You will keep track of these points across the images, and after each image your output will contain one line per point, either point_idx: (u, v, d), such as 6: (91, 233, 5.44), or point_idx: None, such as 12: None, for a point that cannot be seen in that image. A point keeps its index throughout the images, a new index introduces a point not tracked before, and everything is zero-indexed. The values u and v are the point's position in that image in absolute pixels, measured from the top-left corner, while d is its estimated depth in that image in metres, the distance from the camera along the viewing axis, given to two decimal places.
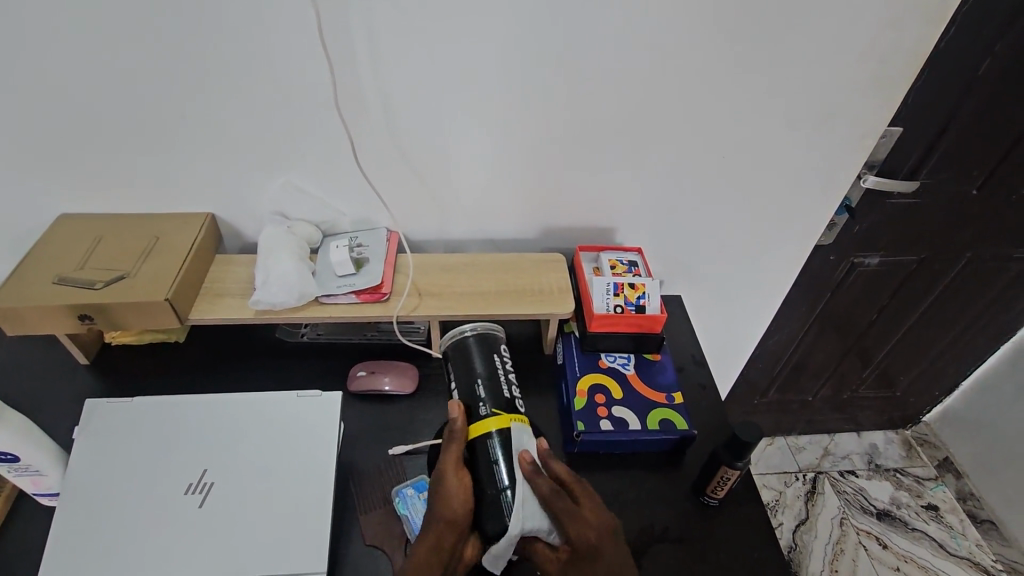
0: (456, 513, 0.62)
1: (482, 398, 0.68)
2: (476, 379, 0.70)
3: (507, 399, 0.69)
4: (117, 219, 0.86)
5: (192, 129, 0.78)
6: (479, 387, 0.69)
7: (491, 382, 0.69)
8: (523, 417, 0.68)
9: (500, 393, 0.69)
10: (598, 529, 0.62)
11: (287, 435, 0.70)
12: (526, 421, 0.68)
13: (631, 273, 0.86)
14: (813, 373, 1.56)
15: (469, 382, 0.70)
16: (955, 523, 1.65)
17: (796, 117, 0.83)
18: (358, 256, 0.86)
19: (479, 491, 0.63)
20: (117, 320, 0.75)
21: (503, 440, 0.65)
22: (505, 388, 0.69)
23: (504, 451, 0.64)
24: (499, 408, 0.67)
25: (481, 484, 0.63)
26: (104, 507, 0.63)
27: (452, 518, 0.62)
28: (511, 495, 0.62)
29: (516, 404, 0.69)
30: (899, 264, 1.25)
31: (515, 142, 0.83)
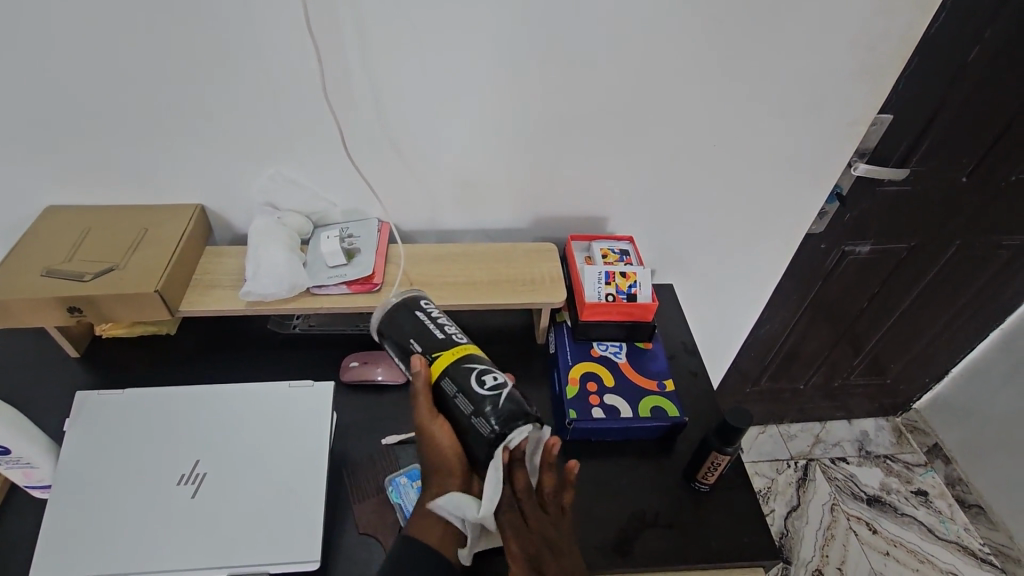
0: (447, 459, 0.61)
1: (421, 352, 0.63)
2: (408, 340, 0.65)
3: (444, 338, 0.63)
4: (105, 210, 0.86)
5: (179, 119, 0.77)
6: (413, 344, 0.64)
7: (422, 332, 0.64)
8: (467, 348, 0.63)
9: (433, 339, 0.63)
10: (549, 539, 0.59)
11: (280, 426, 0.70)
12: (474, 350, 0.63)
13: (622, 263, 0.86)
14: (805, 361, 1.57)
15: (405, 347, 0.65)
16: (943, 507, 1.68)
17: (787, 105, 0.83)
18: (349, 247, 0.86)
19: (460, 428, 0.60)
20: (106, 312, 0.75)
21: (454, 375, 0.60)
22: (437, 330, 0.64)
23: (458, 383, 0.60)
24: (439, 349, 0.62)
25: (458, 424, 0.60)
26: (97, 498, 0.63)
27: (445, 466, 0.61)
28: (482, 417, 0.58)
29: (454, 339, 0.63)
30: (889, 252, 1.25)
31: (506, 132, 0.83)
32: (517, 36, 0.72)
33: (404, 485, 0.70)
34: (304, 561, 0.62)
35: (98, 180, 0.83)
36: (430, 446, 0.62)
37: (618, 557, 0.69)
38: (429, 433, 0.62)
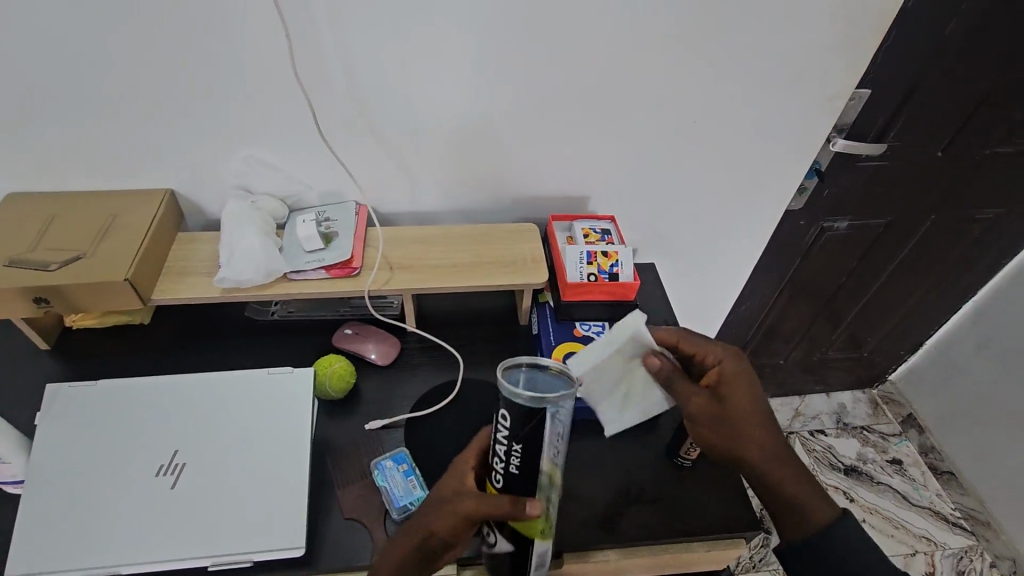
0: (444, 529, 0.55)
1: (512, 477, 0.54)
2: (513, 454, 0.52)
3: (517, 474, 0.53)
4: (70, 196, 0.82)
5: (145, 99, 0.74)
6: (509, 461, 0.53)
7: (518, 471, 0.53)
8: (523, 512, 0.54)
9: (512, 469, 0.53)
10: (739, 400, 0.63)
11: (257, 414, 0.69)
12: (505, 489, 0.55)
13: (604, 241, 0.86)
14: (786, 336, 1.60)
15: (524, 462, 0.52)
16: (917, 475, 1.73)
17: (765, 78, 0.82)
18: (327, 231, 0.84)
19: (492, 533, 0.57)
20: (75, 302, 0.73)
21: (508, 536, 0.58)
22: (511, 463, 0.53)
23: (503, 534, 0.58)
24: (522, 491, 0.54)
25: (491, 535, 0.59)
26: (72, 493, 0.62)
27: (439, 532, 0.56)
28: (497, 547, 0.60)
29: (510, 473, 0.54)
30: (867, 228, 1.27)
31: (486, 110, 0.81)
32: (494, 9, 0.71)
33: (390, 469, 0.69)
34: (289, 548, 0.61)
35: (61, 164, 0.80)
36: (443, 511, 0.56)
37: (605, 532, 0.69)
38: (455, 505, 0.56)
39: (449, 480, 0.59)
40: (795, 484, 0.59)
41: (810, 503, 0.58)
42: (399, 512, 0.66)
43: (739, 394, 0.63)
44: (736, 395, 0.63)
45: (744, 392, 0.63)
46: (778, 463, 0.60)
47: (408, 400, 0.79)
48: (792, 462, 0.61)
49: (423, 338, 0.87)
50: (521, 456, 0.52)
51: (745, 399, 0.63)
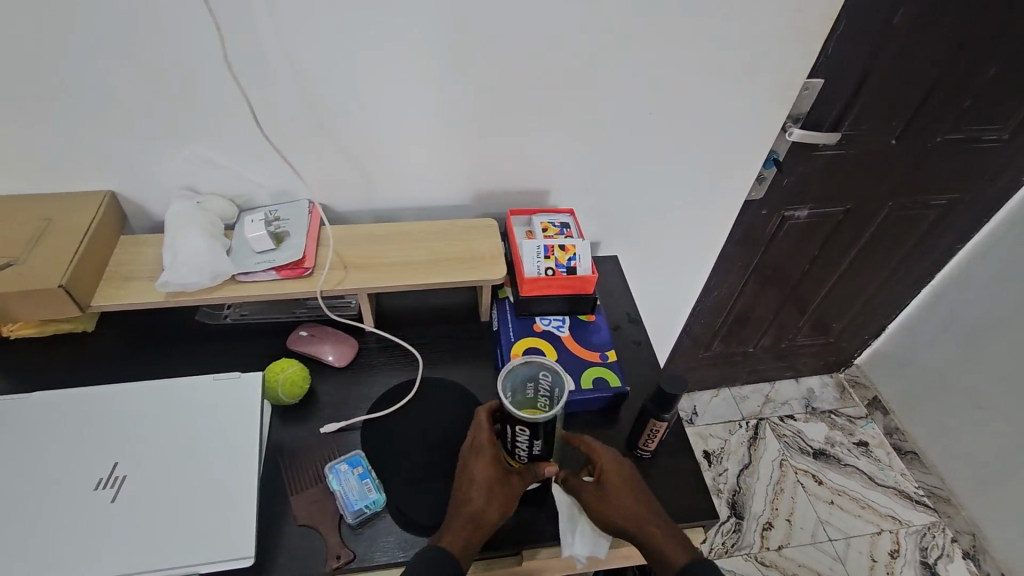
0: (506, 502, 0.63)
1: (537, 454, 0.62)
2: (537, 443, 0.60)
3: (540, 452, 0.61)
4: (2, 200, 0.78)
5: (76, 97, 0.71)
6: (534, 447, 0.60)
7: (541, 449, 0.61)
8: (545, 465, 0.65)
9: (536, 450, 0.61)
10: (616, 484, 0.66)
11: (205, 421, 0.67)
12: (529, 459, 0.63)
13: (563, 235, 0.85)
14: (752, 324, 1.62)
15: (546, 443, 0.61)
16: (882, 456, 1.77)
17: (718, 68, 0.82)
18: (277, 231, 0.82)
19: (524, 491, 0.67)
20: (8, 312, 0.69)
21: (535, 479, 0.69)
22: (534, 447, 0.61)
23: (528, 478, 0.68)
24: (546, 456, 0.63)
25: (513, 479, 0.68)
26: (4, 511, 0.59)
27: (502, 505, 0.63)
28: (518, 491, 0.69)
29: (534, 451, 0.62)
30: (827, 215, 1.29)
31: (437, 103, 0.79)
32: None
33: (344, 472, 0.67)
34: (236, 559, 0.59)
35: None
36: (503, 489, 0.63)
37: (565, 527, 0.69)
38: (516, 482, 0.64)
39: (487, 465, 0.64)
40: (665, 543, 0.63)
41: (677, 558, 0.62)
42: (354, 516, 0.65)
43: (614, 480, 0.66)
44: (613, 480, 0.66)
45: (618, 478, 0.66)
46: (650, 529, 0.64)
47: (365, 402, 0.77)
48: (659, 519, 0.64)
49: (382, 338, 0.85)
50: (541, 445, 0.61)
51: (616, 475, 0.66)
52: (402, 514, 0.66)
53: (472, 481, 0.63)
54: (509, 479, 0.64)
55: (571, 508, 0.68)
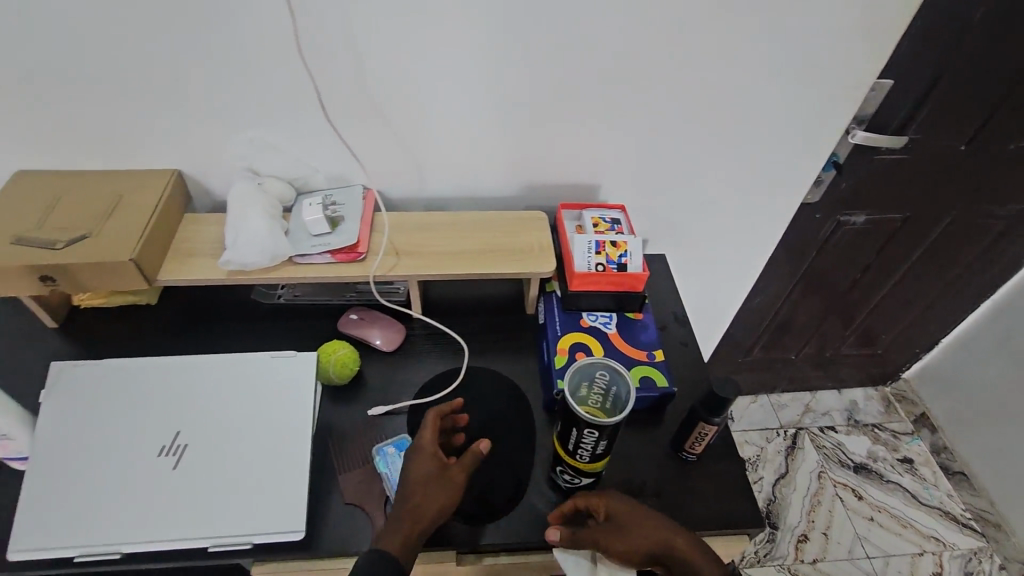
0: (445, 499, 0.62)
1: (596, 452, 0.59)
2: (600, 439, 0.58)
3: (599, 450, 0.59)
4: (76, 175, 0.82)
5: (150, 78, 0.73)
6: (596, 444, 0.58)
7: (600, 447, 0.59)
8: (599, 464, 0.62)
9: (597, 448, 0.59)
10: (626, 523, 0.62)
11: (260, 397, 0.69)
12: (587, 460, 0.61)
13: (613, 231, 0.84)
14: (797, 332, 1.57)
15: (608, 440, 0.58)
16: (928, 475, 1.70)
17: (784, 65, 0.80)
18: (333, 215, 0.83)
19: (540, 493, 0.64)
20: (81, 282, 0.73)
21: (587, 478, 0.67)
22: (596, 445, 0.58)
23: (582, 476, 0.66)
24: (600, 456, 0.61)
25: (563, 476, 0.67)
26: (76, 471, 0.62)
27: (442, 504, 0.62)
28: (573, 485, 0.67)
29: (594, 449, 0.59)
30: (885, 222, 1.24)
31: (495, 94, 0.79)
32: None
33: (391, 455, 0.69)
34: (289, 532, 0.61)
35: (68, 143, 0.79)
36: (436, 488, 0.62)
37: None
38: (448, 480, 0.63)
39: (426, 463, 0.63)
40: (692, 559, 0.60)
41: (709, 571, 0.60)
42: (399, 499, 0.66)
43: (623, 514, 0.62)
44: (623, 519, 0.62)
45: (625, 514, 0.62)
46: (675, 548, 0.61)
47: (411, 388, 0.78)
48: (682, 530, 0.62)
49: (428, 325, 0.86)
50: (603, 443, 0.58)
51: (623, 511, 0.63)
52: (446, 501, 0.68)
53: (407, 481, 0.62)
54: (444, 477, 0.63)
55: (582, 563, 0.63)
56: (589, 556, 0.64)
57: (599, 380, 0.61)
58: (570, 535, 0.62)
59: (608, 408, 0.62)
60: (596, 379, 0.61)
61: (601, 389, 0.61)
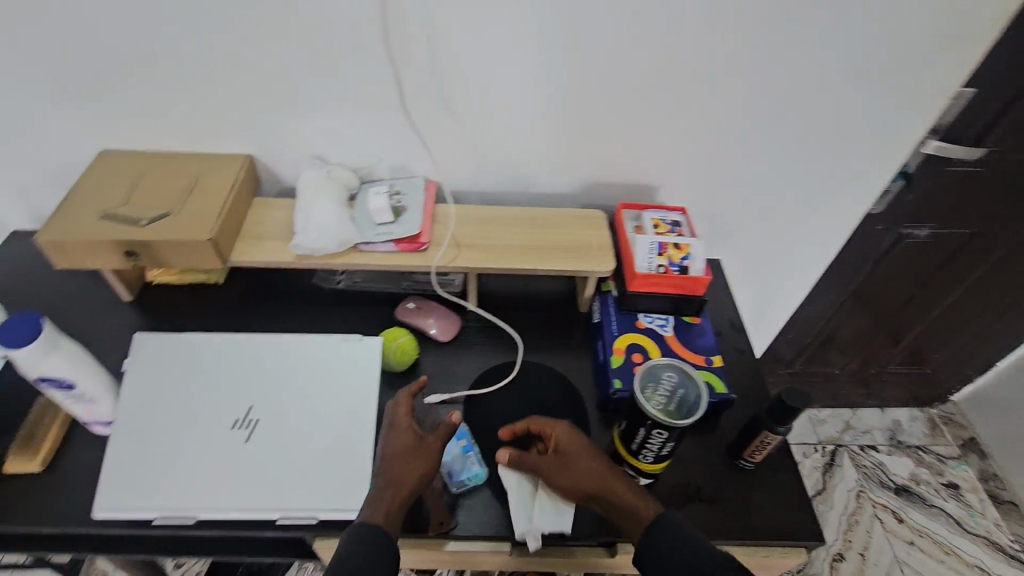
0: (424, 468, 0.62)
1: (659, 454, 0.61)
2: (668, 441, 0.59)
3: (663, 451, 0.61)
4: (156, 156, 0.85)
5: (234, 65, 0.76)
6: (663, 446, 0.60)
7: (665, 448, 0.61)
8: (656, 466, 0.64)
9: (662, 450, 0.61)
10: (568, 455, 0.64)
11: (325, 379, 0.71)
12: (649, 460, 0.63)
13: (675, 233, 0.83)
14: (844, 346, 1.53)
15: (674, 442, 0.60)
16: (974, 502, 1.64)
17: (862, 72, 0.78)
18: (397, 205, 0.85)
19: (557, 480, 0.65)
20: (162, 259, 0.76)
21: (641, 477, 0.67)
22: (662, 446, 0.60)
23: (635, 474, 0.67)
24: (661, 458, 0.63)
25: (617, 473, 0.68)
26: (154, 438, 0.65)
27: (421, 474, 0.61)
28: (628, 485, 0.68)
29: (658, 451, 0.61)
30: (949, 237, 1.20)
31: (565, 91, 0.79)
32: None
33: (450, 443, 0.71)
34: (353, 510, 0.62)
35: (150, 125, 0.83)
36: (412, 459, 0.62)
37: None
38: (426, 449, 0.63)
39: (399, 435, 0.64)
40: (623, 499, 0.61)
41: (635, 509, 0.61)
42: (456, 486, 0.68)
43: (568, 447, 0.64)
44: (567, 449, 0.64)
45: (573, 447, 0.64)
46: (611, 487, 0.62)
47: (467, 379, 0.79)
48: (623, 476, 0.63)
49: (483, 318, 0.87)
50: (670, 445, 0.60)
51: (571, 443, 0.64)
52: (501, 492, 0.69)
53: (383, 456, 0.62)
54: (419, 447, 0.63)
55: (524, 487, 0.67)
56: (532, 482, 0.67)
57: (665, 384, 0.62)
58: (517, 458, 0.65)
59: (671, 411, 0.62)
60: (662, 382, 0.62)
61: (666, 393, 0.62)
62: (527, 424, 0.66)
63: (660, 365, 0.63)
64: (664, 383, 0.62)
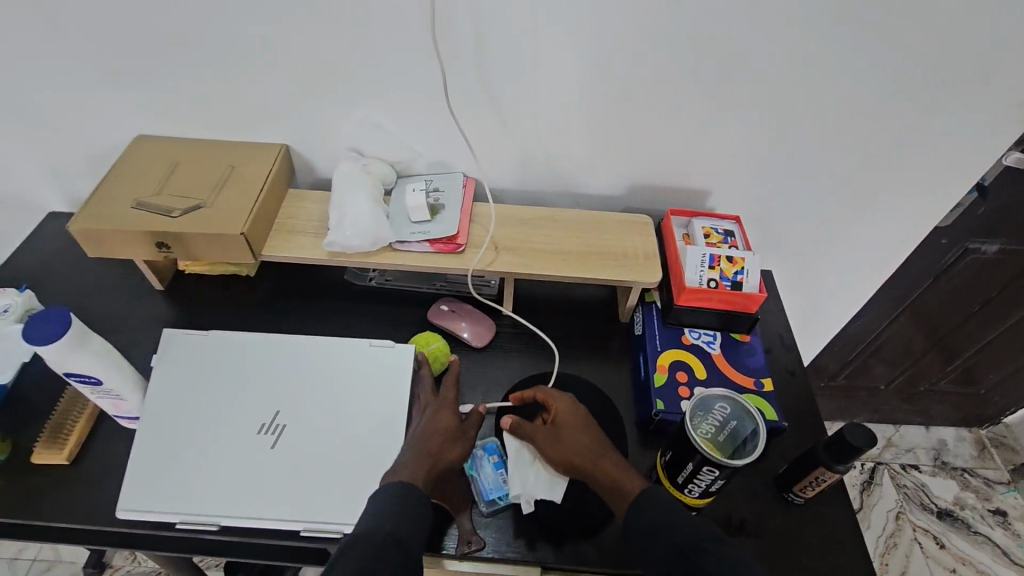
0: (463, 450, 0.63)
1: (704, 490, 0.58)
2: (714, 480, 0.56)
3: (706, 489, 0.58)
4: (192, 144, 0.83)
5: (272, 53, 0.73)
6: (710, 483, 0.57)
7: (710, 487, 0.57)
8: (697, 501, 0.61)
9: (708, 487, 0.57)
10: (565, 423, 0.64)
11: (355, 385, 0.68)
12: (693, 496, 0.59)
13: (727, 245, 0.78)
14: (893, 362, 1.45)
15: (719, 482, 0.56)
16: (1023, 531, 1.55)
17: (951, 77, 0.70)
18: (434, 203, 0.81)
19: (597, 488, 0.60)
20: (193, 251, 0.74)
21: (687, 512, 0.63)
22: (708, 484, 0.57)
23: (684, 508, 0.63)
24: (706, 494, 0.59)
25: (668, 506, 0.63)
26: (182, 438, 0.63)
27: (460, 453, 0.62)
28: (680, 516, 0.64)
29: (704, 488, 0.58)
30: (1021, 255, 1.11)
31: (618, 88, 0.74)
32: None
33: (480, 458, 0.68)
34: None
35: (187, 112, 0.80)
36: (454, 438, 0.63)
37: None
38: (467, 434, 0.64)
39: (446, 414, 0.64)
40: (610, 470, 0.59)
41: (622, 480, 0.58)
42: (487, 505, 0.65)
43: (567, 416, 0.65)
44: (563, 417, 0.65)
45: (571, 419, 0.65)
46: (601, 457, 0.61)
47: (500, 389, 0.76)
48: (613, 455, 0.61)
49: (518, 323, 0.83)
50: (715, 484, 0.56)
51: (569, 414, 0.65)
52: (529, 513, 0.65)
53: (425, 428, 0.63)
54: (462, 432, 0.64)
55: (524, 455, 0.66)
56: (533, 452, 0.66)
57: (718, 412, 0.60)
58: (517, 424, 0.66)
59: (721, 442, 0.60)
60: (716, 411, 0.60)
61: (716, 421, 0.60)
62: (534, 392, 0.69)
63: (713, 395, 0.59)
64: (717, 412, 0.60)
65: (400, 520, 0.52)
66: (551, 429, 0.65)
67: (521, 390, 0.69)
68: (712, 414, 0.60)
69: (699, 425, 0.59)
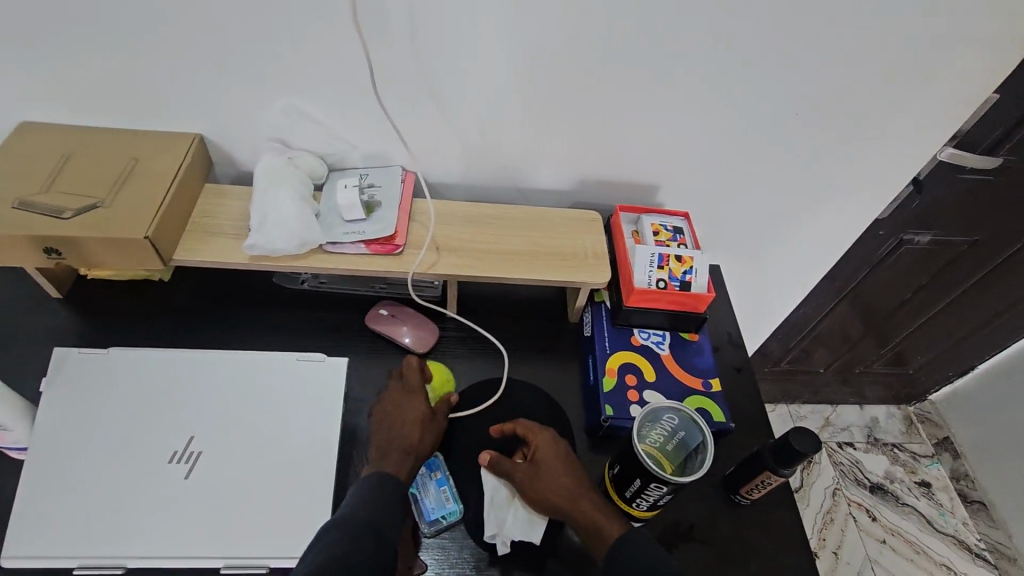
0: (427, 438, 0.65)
1: (650, 504, 0.58)
2: (665, 494, 0.55)
3: (653, 503, 0.58)
4: (88, 133, 0.74)
5: (175, 33, 0.64)
6: (660, 498, 0.56)
7: (659, 500, 0.57)
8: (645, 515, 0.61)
9: (656, 502, 0.57)
10: (547, 461, 0.62)
11: (282, 403, 0.62)
12: (638, 509, 0.60)
13: (676, 243, 0.76)
14: (832, 347, 1.50)
15: (667, 495, 0.56)
16: (944, 500, 1.66)
17: (889, 76, 0.70)
18: (368, 200, 0.75)
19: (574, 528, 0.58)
20: (89, 257, 0.66)
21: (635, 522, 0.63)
22: (657, 498, 0.57)
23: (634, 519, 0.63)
24: (653, 507, 0.59)
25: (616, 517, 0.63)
26: (79, 473, 0.56)
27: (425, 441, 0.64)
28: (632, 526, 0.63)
29: (651, 501, 0.58)
30: (949, 244, 1.16)
31: (562, 79, 0.70)
32: None
33: (423, 476, 0.65)
34: None
35: (79, 97, 0.71)
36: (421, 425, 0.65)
37: None
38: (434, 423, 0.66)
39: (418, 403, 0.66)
40: (594, 512, 0.58)
41: (607, 524, 0.56)
42: (429, 526, 0.62)
43: (549, 454, 0.62)
44: (546, 455, 0.62)
45: (552, 457, 0.62)
46: (582, 498, 0.59)
47: None
48: (598, 497, 0.60)
49: (463, 327, 0.78)
50: (663, 497, 0.56)
51: (552, 453, 0.63)
52: (495, 544, 0.62)
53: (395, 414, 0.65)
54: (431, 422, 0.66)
55: (500, 494, 0.63)
56: (510, 490, 0.63)
57: (667, 421, 0.58)
58: (495, 460, 0.63)
59: (670, 451, 0.59)
60: (665, 419, 0.58)
61: (665, 430, 0.59)
62: (514, 425, 0.65)
63: (662, 407, 0.57)
64: (667, 420, 0.58)
65: (376, 509, 0.55)
66: (531, 466, 0.62)
67: (501, 423, 0.66)
68: (661, 423, 0.58)
69: (647, 436, 0.58)
